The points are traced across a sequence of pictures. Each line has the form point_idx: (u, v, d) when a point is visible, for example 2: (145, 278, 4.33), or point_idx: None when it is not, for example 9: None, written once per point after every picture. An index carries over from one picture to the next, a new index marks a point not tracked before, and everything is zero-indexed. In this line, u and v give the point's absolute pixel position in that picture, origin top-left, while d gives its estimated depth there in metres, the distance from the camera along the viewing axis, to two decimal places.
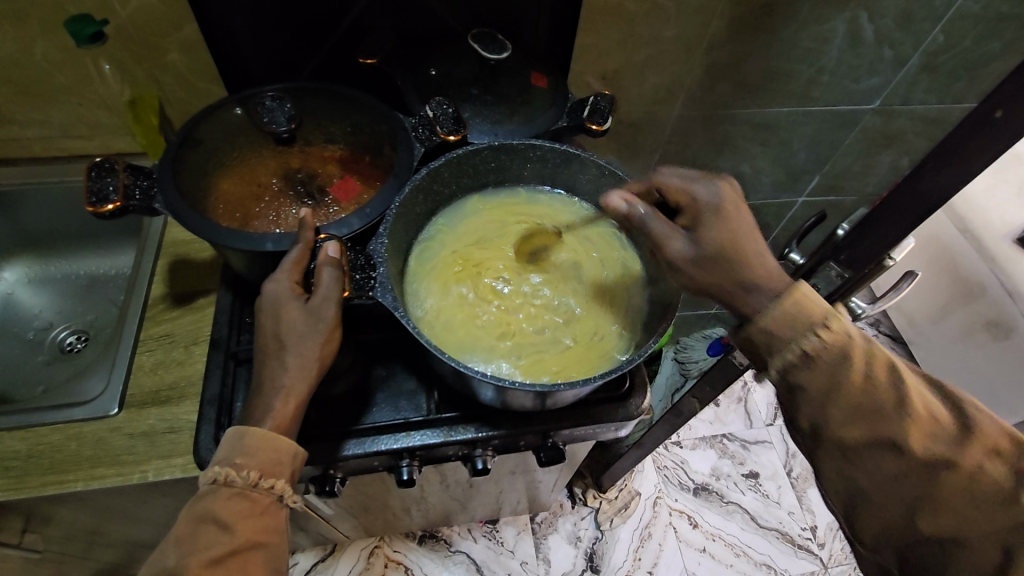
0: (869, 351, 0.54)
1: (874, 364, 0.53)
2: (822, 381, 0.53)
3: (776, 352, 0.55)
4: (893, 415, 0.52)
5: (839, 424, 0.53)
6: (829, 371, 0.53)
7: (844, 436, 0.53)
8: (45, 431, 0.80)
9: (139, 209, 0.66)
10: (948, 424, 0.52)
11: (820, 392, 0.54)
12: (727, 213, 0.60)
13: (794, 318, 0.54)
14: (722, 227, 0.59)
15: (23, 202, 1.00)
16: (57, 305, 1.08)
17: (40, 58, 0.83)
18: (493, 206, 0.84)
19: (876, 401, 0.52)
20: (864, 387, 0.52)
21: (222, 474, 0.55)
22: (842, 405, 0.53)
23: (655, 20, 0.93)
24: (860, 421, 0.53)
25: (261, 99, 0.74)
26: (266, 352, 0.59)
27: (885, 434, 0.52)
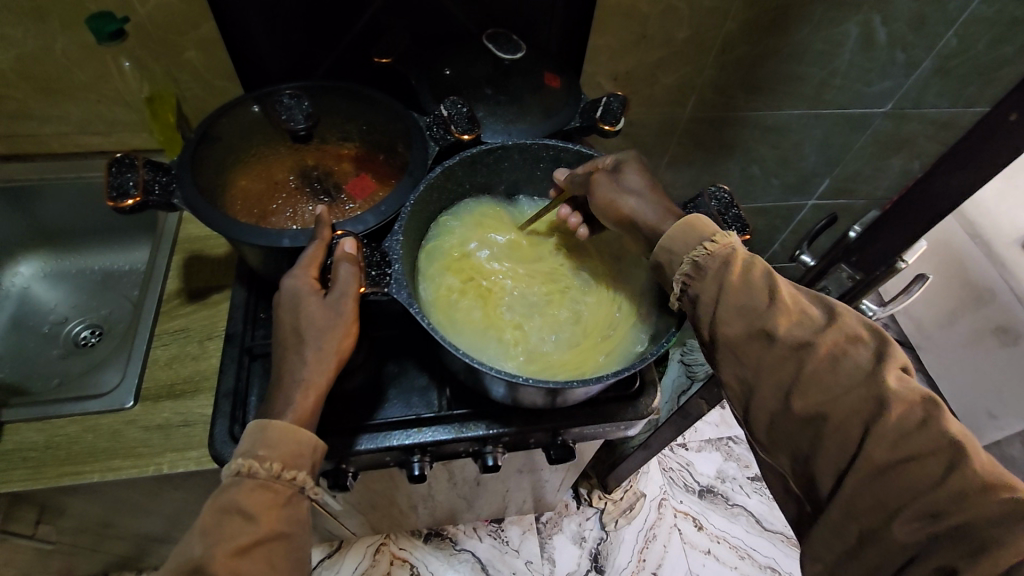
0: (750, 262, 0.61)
1: (754, 269, 0.60)
2: (711, 286, 0.60)
3: (676, 268, 0.63)
4: (766, 308, 0.58)
5: (722, 322, 0.59)
6: (716, 277, 0.60)
7: (727, 333, 0.59)
8: (62, 422, 0.81)
9: (158, 204, 0.67)
10: (814, 318, 0.57)
11: (709, 298, 0.60)
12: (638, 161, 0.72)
13: (686, 235, 0.63)
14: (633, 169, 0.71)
15: (41, 197, 1.02)
16: (72, 300, 1.10)
17: (60, 54, 0.84)
18: (495, 214, 0.85)
19: (752, 296, 0.58)
20: (744, 288, 0.59)
21: (245, 466, 0.55)
22: (727, 304, 0.59)
23: (668, 22, 0.94)
24: (739, 317, 0.58)
25: (279, 97, 0.75)
26: (285, 346, 0.59)
27: (758, 324, 0.57)
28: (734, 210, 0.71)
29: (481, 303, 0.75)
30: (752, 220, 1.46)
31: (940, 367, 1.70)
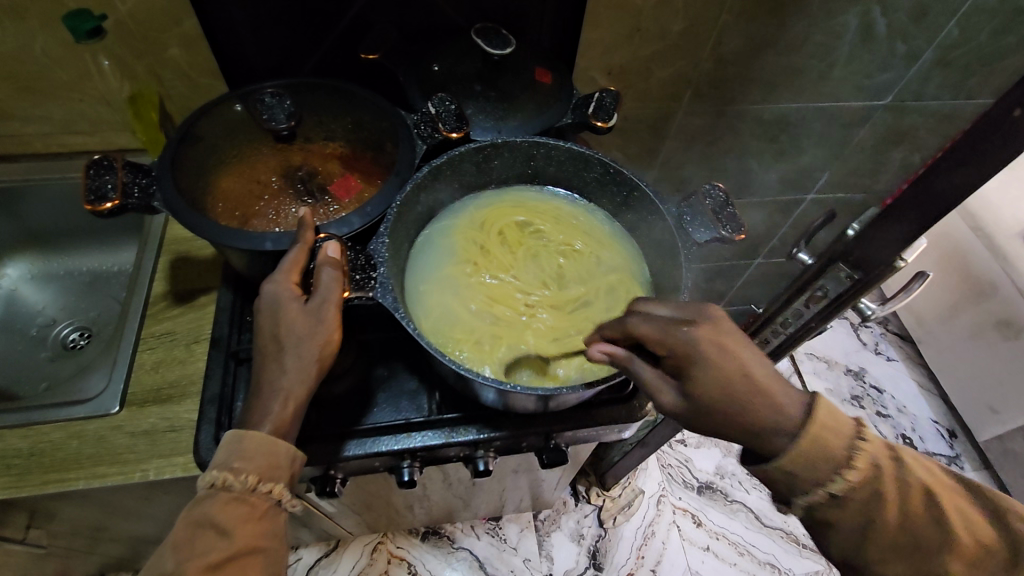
0: (902, 480, 0.53)
1: (909, 495, 0.53)
2: (854, 518, 0.53)
3: (801, 493, 0.54)
4: (933, 551, 0.52)
5: (879, 562, 0.55)
6: (861, 510, 0.53)
7: (884, 569, 0.55)
8: (46, 428, 0.80)
9: (137, 208, 0.65)
10: (994, 548, 0.51)
11: (852, 530, 0.54)
12: (716, 363, 0.53)
13: (817, 462, 0.53)
14: (704, 390, 0.54)
15: (25, 198, 1.00)
16: (60, 301, 1.08)
17: (40, 53, 0.82)
18: (443, 246, 0.78)
19: (912, 538, 0.53)
20: (900, 525, 0.53)
21: (219, 479, 0.54)
22: (880, 545, 0.54)
23: (661, 14, 0.91)
24: (900, 559, 0.54)
25: (261, 95, 0.74)
26: (265, 354, 0.58)
27: (924, 568, 0.53)
28: (729, 208, 0.70)
29: (504, 325, 0.73)
30: (751, 215, 1.44)
31: (941, 362, 1.72)
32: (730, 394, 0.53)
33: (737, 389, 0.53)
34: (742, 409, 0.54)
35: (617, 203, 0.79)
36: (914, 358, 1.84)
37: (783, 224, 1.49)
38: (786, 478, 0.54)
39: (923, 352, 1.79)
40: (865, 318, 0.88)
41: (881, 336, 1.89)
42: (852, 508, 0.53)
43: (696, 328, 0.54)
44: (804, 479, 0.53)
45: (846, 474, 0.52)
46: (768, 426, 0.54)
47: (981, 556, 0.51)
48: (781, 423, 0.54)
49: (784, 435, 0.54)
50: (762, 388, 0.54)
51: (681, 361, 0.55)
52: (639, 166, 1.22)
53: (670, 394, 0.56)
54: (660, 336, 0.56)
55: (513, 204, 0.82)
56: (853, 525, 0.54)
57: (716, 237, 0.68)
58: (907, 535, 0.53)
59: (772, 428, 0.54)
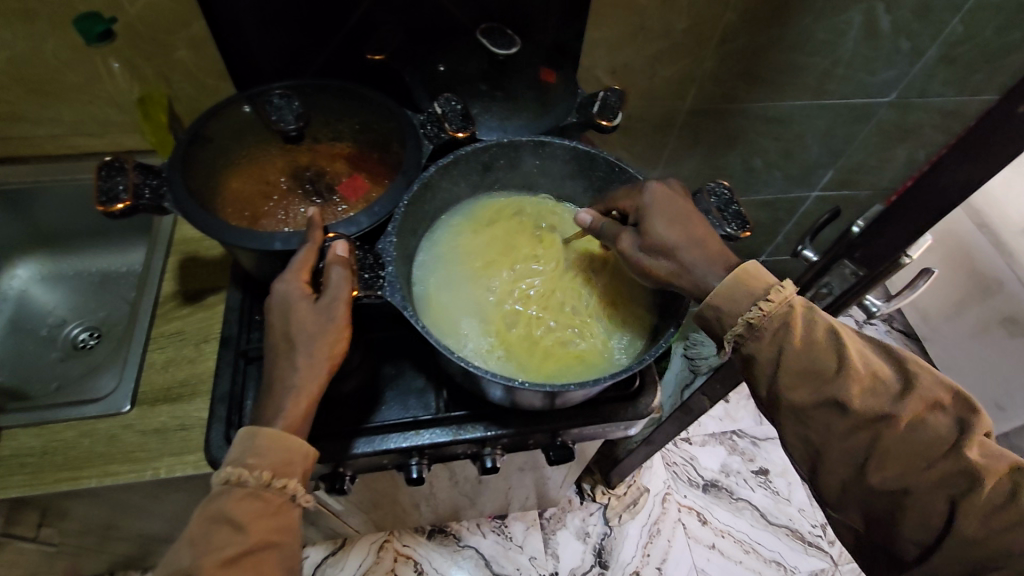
0: (811, 320, 0.59)
1: (816, 329, 0.58)
2: (769, 348, 0.59)
3: (726, 328, 0.61)
4: (835, 376, 0.57)
5: (789, 389, 0.58)
6: (774, 340, 0.58)
7: (794, 401, 0.58)
8: (59, 427, 0.81)
9: (148, 208, 0.66)
10: (889, 382, 0.57)
11: (769, 362, 0.59)
12: (663, 212, 0.64)
13: (736, 295, 0.59)
14: (653, 221, 0.64)
15: (36, 200, 1.01)
16: (70, 302, 1.09)
17: (50, 56, 0.83)
18: (436, 288, 0.75)
19: (816, 363, 0.57)
20: (806, 349, 0.58)
21: (234, 475, 0.55)
22: (789, 370, 0.58)
23: (665, 13, 0.92)
24: (806, 383, 0.58)
25: (269, 97, 0.74)
26: (277, 352, 0.59)
27: (829, 395, 0.57)
28: (734, 207, 0.70)
29: (525, 342, 0.72)
30: (755, 213, 1.44)
31: (947, 358, 1.72)
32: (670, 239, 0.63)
33: (681, 234, 0.63)
34: (686, 247, 0.62)
35: None
36: (918, 355, 1.84)
37: (786, 222, 1.49)
38: (715, 313, 0.61)
39: (929, 350, 1.78)
40: (870, 315, 0.88)
41: (885, 334, 1.89)
42: (769, 338, 0.59)
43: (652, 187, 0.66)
44: (728, 310, 0.60)
45: (764, 304, 0.58)
46: (697, 272, 0.62)
47: (876, 384, 0.57)
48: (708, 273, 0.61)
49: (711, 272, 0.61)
50: (700, 239, 0.62)
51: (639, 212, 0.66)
52: (643, 165, 1.23)
53: (628, 237, 0.65)
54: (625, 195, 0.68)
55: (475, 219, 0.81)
56: (769, 356, 0.59)
57: (720, 235, 0.68)
58: (813, 361, 0.57)
59: (703, 266, 0.61)
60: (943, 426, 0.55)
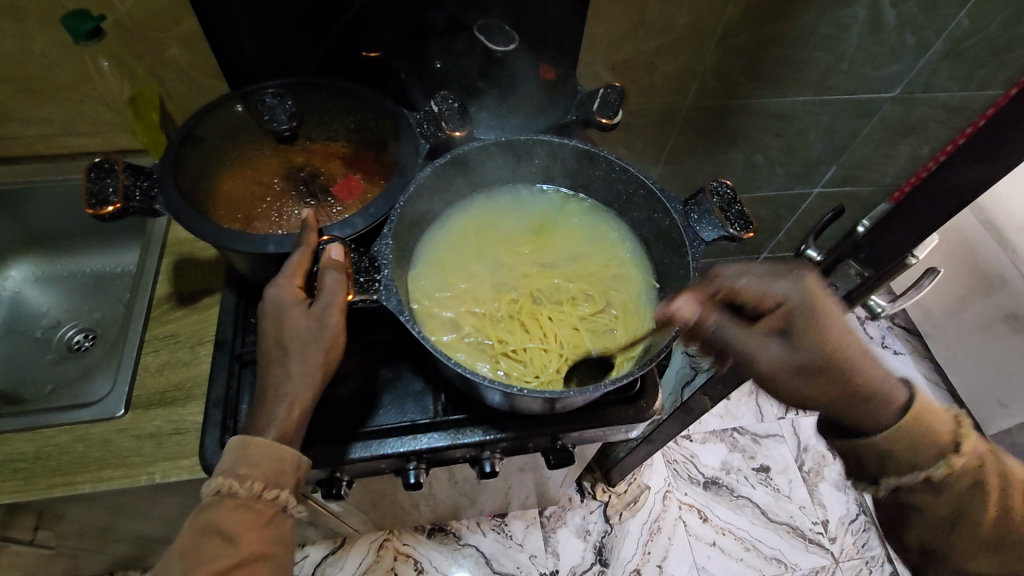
0: (1005, 482, 0.55)
1: (1009, 491, 0.55)
2: (946, 509, 0.55)
3: (898, 475, 0.55)
4: (1021, 543, 0.56)
5: (970, 557, 0.56)
6: (958, 501, 0.55)
7: (969, 566, 0.57)
8: (52, 432, 0.80)
9: (139, 211, 0.65)
10: None
11: (944, 519, 0.56)
12: (813, 323, 0.58)
13: (926, 442, 0.54)
14: (811, 328, 0.58)
15: (28, 200, 1.00)
16: (64, 303, 1.08)
17: (40, 54, 0.81)
18: (437, 311, 0.72)
19: (1008, 532, 0.55)
20: (999, 517, 0.55)
21: (225, 485, 0.54)
22: (973, 537, 0.55)
23: (667, 7, 0.90)
24: (989, 553, 0.56)
25: (262, 95, 0.73)
26: (269, 359, 0.58)
27: (1012, 562, 0.56)
28: (737, 206, 0.69)
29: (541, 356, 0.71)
30: (757, 210, 1.43)
31: (949, 354, 1.72)
32: (840, 355, 0.56)
33: (850, 345, 0.56)
34: (856, 361, 0.56)
35: (622, 201, 0.78)
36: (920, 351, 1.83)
37: (788, 218, 1.47)
38: (882, 459, 0.55)
39: (931, 346, 1.78)
40: (873, 315, 0.87)
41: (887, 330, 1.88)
42: (951, 500, 0.55)
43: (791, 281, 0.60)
44: (915, 464, 0.54)
45: (955, 458, 0.54)
46: (868, 401, 0.55)
47: None
48: (882, 412, 0.54)
49: (889, 411, 0.54)
50: (872, 352, 0.57)
51: (784, 312, 0.59)
52: (644, 162, 1.21)
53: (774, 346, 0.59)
54: (761, 292, 0.61)
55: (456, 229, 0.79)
56: (945, 516, 0.55)
57: (722, 236, 0.67)
58: (1000, 529, 0.55)
59: (880, 398, 0.54)
60: None
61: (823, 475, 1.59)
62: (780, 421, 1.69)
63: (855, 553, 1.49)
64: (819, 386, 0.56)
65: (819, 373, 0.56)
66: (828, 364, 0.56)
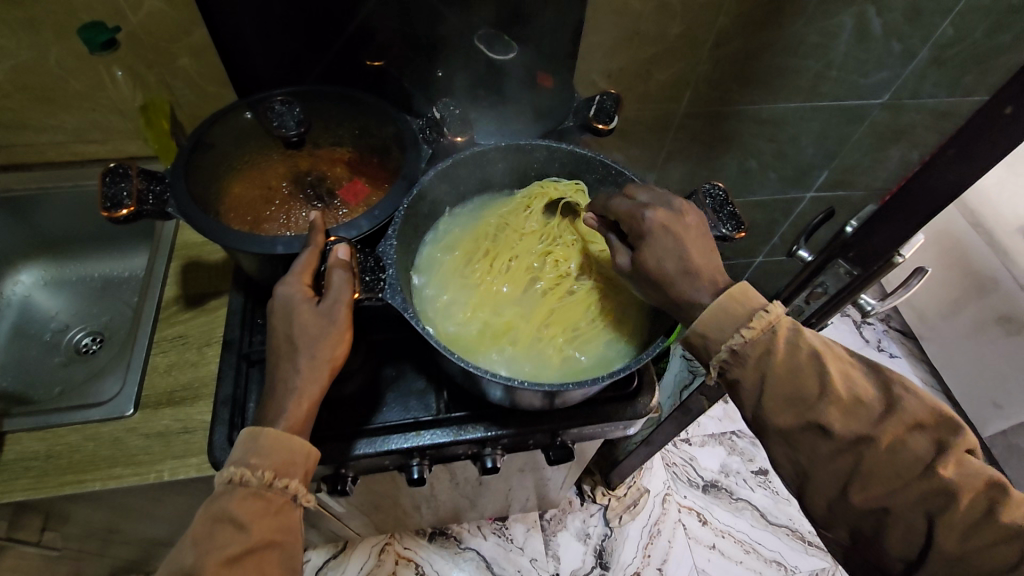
0: (795, 343, 0.57)
1: (797, 350, 0.57)
2: (751, 374, 0.58)
3: (711, 351, 0.60)
4: (817, 402, 0.55)
5: (773, 413, 0.57)
6: (755, 363, 0.57)
7: (779, 425, 0.57)
8: (63, 431, 0.82)
9: (152, 214, 0.67)
10: (872, 405, 0.55)
11: (752, 384, 0.58)
12: (658, 238, 0.61)
13: (732, 314, 0.58)
14: (640, 260, 0.63)
15: (40, 206, 1.02)
16: (72, 307, 1.10)
17: (54, 64, 0.84)
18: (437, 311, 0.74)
19: (800, 389, 0.56)
20: (789, 371, 0.56)
21: (237, 474, 0.56)
22: (773, 395, 0.57)
23: (659, 17, 0.93)
24: (788, 408, 0.57)
25: (271, 103, 0.75)
26: (279, 354, 0.60)
27: (809, 419, 0.56)
28: (729, 207, 0.71)
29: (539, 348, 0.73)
30: (751, 214, 1.46)
31: (944, 357, 1.73)
32: (662, 265, 0.61)
33: (670, 264, 0.61)
34: (690, 272, 0.60)
35: None
36: (916, 354, 1.85)
37: (783, 222, 1.50)
38: (701, 340, 0.59)
39: (926, 348, 1.79)
40: (864, 314, 0.89)
41: (883, 333, 1.90)
42: (749, 362, 0.58)
43: (653, 210, 0.62)
44: (711, 334, 0.59)
45: (746, 330, 0.57)
46: (684, 301, 0.60)
47: (859, 407, 0.55)
48: (701, 293, 0.60)
49: (706, 291, 0.60)
50: (694, 269, 0.60)
51: (634, 234, 0.63)
52: (640, 168, 1.24)
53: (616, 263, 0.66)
54: (626, 217, 0.64)
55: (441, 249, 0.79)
56: (751, 379, 0.58)
57: (715, 235, 0.69)
58: (795, 387, 0.56)
59: (697, 286, 0.60)
60: (923, 447, 0.54)
61: None
62: None
63: None
64: (646, 284, 0.63)
65: (645, 276, 0.63)
66: (653, 272, 0.62)
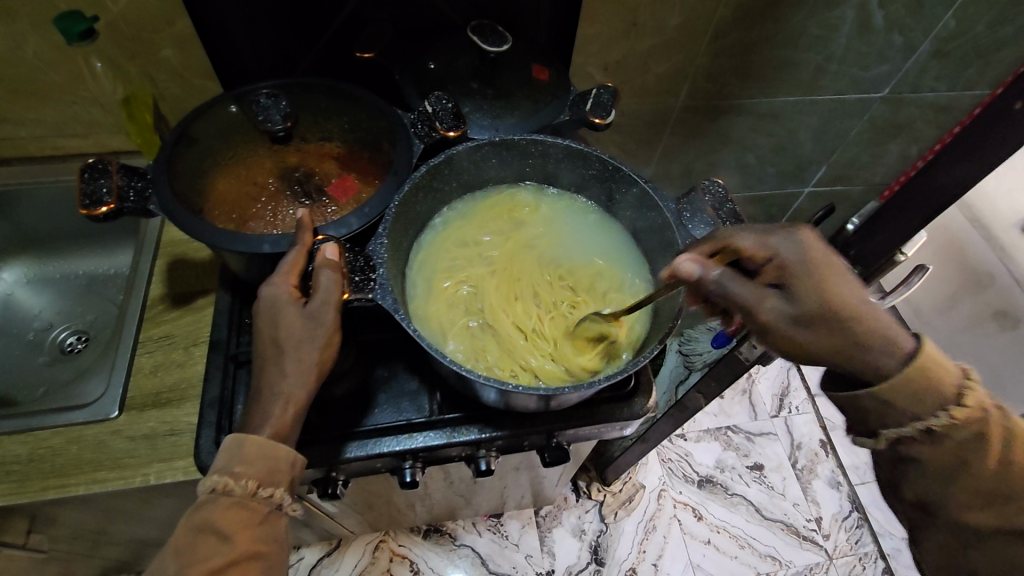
0: (1004, 433, 0.55)
1: (1012, 448, 0.55)
2: (947, 458, 0.56)
3: (892, 424, 0.56)
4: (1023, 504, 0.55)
5: (962, 505, 0.57)
6: (957, 451, 0.55)
7: (959, 516, 0.57)
8: (45, 434, 0.79)
9: (133, 211, 0.65)
10: None
11: (942, 470, 0.56)
12: (808, 272, 0.56)
13: (923, 394, 0.54)
14: (821, 288, 0.55)
15: (22, 202, 1.00)
16: (56, 305, 1.08)
17: (31, 54, 0.81)
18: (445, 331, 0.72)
19: (1008, 487, 0.55)
20: (995, 469, 0.55)
21: (220, 483, 0.54)
22: (970, 488, 0.56)
23: (657, 9, 0.91)
24: (985, 504, 0.56)
25: (256, 96, 0.74)
26: (264, 358, 0.58)
27: (1009, 520, 0.55)
28: (729, 204, 0.70)
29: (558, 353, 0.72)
30: (749, 209, 1.44)
31: None
32: (835, 305, 0.55)
33: (844, 302, 0.55)
34: (858, 317, 0.55)
35: (616, 201, 0.78)
36: None
37: (780, 217, 1.49)
38: (879, 406, 0.56)
39: None
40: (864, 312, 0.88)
41: None
42: (948, 449, 0.55)
43: (803, 237, 0.58)
44: (902, 409, 0.55)
45: (954, 410, 0.54)
46: (866, 358, 0.55)
47: None
48: (883, 359, 0.55)
49: (887, 356, 0.55)
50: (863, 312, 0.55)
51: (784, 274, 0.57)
52: (637, 162, 1.22)
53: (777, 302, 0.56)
54: (761, 247, 0.58)
55: (429, 272, 0.76)
56: (943, 464, 0.56)
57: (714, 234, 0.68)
58: (999, 484, 0.55)
59: (877, 345, 0.55)
60: None
61: (817, 473, 1.60)
62: (773, 419, 1.70)
63: (849, 549, 1.50)
64: (816, 334, 0.55)
65: (817, 323, 0.55)
66: (836, 313, 0.55)
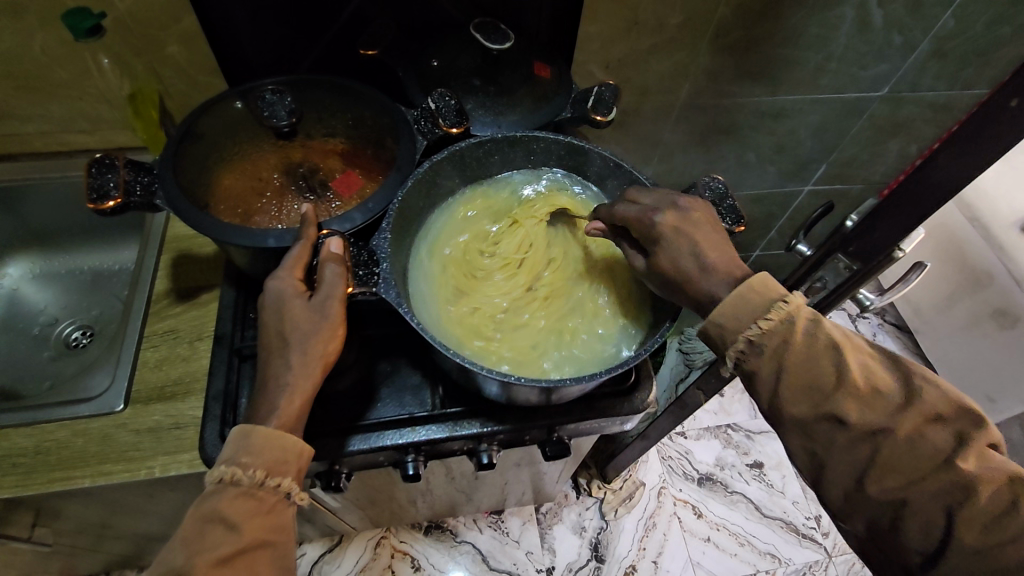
0: (814, 332, 0.56)
1: (818, 340, 0.55)
2: (770, 364, 0.56)
3: (730, 340, 0.58)
4: (833, 391, 0.54)
5: (786, 400, 0.56)
6: (775, 356, 0.56)
7: (793, 414, 0.56)
8: (51, 428, 0.80)
9: (139, 206, 0.65)
10: (891, 396, 0.53)
11: (768, 377, 0.57)
12: (667, 238, 0.62)
13: (748, 305, 0.57)
14: (673, 250, 0.62)
15: (27, 198, 1.00)
16: (61, 300, 1.08)
17: (38, 51, 0.82)
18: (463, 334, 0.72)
19: (815, 376, 0.55)
20: (804, 362, 0.55)
21: (228, 474, 0.55)
22: (789, 383, 0.55)
23: (658, 8, 0.92)
24: (803, 397, 0.55)
25: (261, 92, 0.75)
26: (270, 351, 0.59)
27: (824, 408, 0.54)
28: (729, 201, 0.70)
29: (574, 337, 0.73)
30: (749, 207, 1.45)
31: (941, 353, 1.73)
32: (678, 265, 0.62)
33: (685, 264, 0.61)
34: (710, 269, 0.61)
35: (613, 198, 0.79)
36: (911, 348, 1.85)
37: (780, 215, 1.49)
38: (719, 332, 0.59)
39: (922, 345, 1.79)
40: (862, 309, 0.88)
41: (878, 327, 1.90)
42: (771, 356, 0.56)
43: (662, 213, 0.63)
44: (732, 326, 0.58)
45: (764, 322, 0.56)
46: (704, 297, 0.60)
47: (878, 399, 0.53)
48: (718, 287, 0.60)
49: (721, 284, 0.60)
50: (710, 265, 0.60)
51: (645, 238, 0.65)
52: (638, 160, 1.23)
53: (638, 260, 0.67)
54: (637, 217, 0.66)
55: (429, 279, 0.75)
56: (770, 371, 0.56)
57: None
58: (811, 374, 0.55)
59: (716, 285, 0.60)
60: (945, 442, 0.51)
61: None
62: None
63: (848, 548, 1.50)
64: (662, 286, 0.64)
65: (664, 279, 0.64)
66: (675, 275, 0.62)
